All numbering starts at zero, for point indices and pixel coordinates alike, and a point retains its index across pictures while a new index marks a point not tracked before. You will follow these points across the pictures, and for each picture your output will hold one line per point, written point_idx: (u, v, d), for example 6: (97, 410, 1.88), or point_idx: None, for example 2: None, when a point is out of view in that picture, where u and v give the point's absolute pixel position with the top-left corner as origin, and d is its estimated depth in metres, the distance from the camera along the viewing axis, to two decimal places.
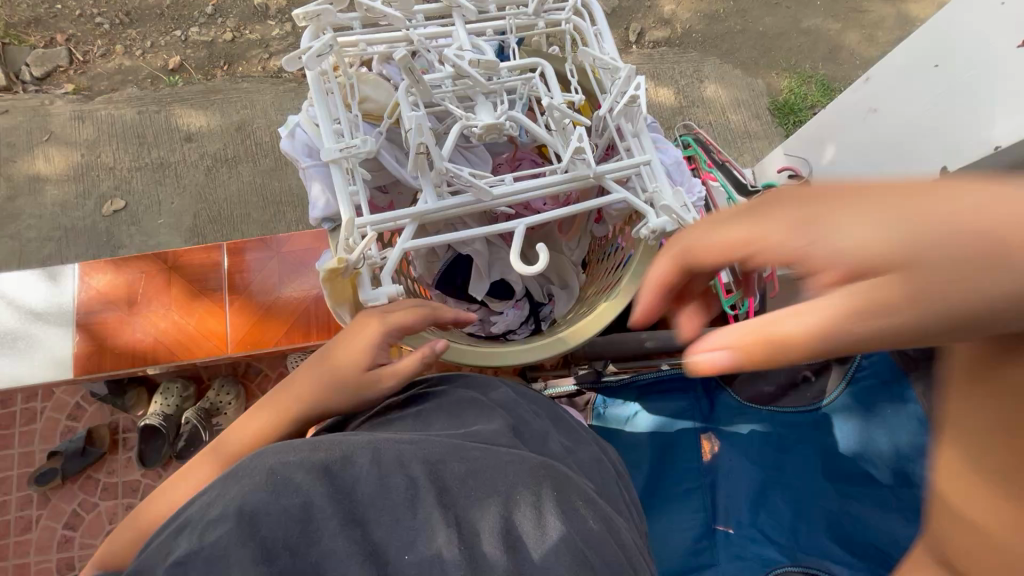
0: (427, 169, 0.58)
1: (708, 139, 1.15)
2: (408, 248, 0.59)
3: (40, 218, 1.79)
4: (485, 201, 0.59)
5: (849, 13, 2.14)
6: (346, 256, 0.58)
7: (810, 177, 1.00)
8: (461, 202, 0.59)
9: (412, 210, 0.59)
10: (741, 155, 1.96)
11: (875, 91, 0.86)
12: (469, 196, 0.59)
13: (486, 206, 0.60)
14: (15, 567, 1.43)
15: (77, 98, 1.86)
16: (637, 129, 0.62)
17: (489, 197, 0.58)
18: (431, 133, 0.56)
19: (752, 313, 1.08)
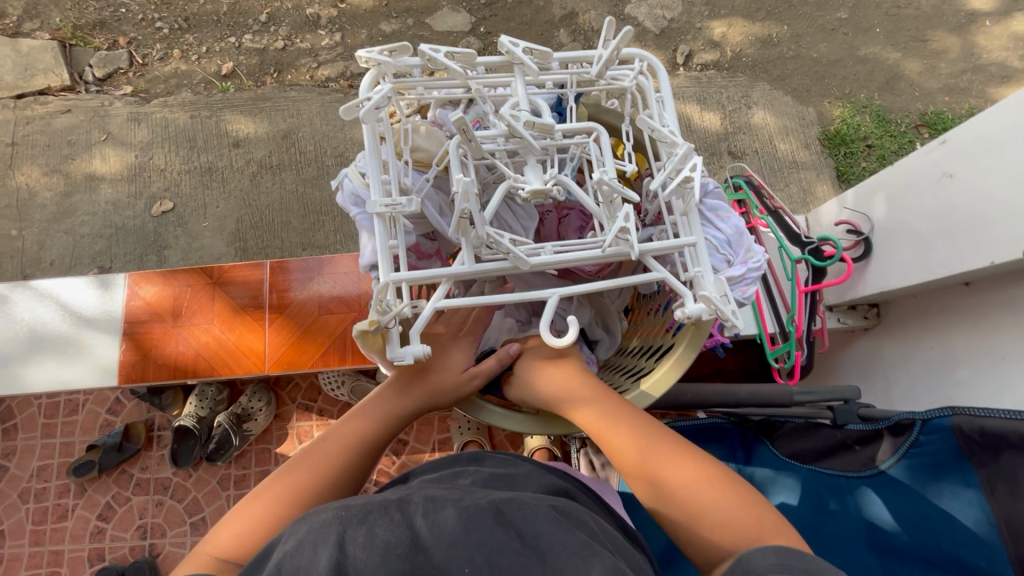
0: (467, 233, 0.53)
1: (761, 182, 1.10)
2: (440, 309, 0.53)
3: (94, 215, 1.86)
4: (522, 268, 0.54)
5: (911, 41, 2.03)
6: (378, 317, 0.54)
7: (870, 235, 0.95)
8: (497, 267, 0.55)
9: (447, 271, 0.53)
10: (787, 186, 1.91)
11: (949, 155, 0.78)
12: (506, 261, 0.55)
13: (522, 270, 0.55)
14: (51, 553, 1.49)
15: (135, 100, 1.93)
16: (687, 207, 0.57)
17: (526, 266, 0.53)
18: (476, 199, 0.50)
19: (798, 370, 1.03)
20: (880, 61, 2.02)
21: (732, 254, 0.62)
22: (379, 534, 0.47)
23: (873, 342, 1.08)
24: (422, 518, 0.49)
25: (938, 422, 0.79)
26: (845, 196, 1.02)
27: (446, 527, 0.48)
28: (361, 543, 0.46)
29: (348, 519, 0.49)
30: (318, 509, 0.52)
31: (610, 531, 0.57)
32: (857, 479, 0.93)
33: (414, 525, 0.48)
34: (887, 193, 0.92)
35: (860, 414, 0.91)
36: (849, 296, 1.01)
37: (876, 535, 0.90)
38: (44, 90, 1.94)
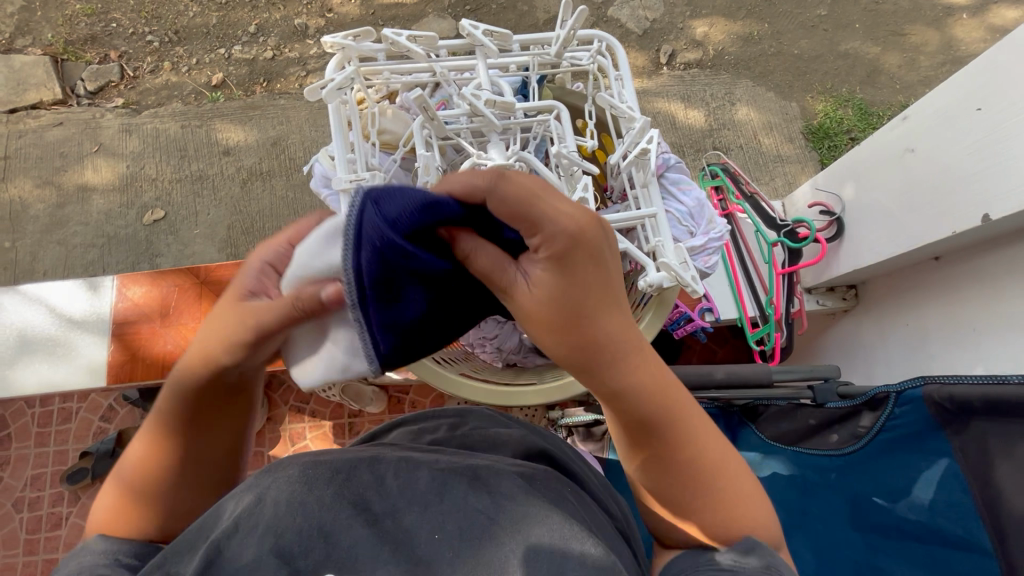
0: None
1: (737, 169, 1.12)
2: None
3: (86, 225, 1.88)
4: None
5: (890, 36, 2.07)
6: None
7: (842, 214, 0.97)
8: None
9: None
10: (772, 180, 1.93)
11: (910, 130, 0.80)
12: None
13: None
14: (45, 562, 1.49)
15: (126, 111, 1.96)
16: (646, 179, 0.60)
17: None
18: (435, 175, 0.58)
19: (779, 352, 1.03)
20: (860, 56, 2.05)
21: (694, 225, 0.65)
22: (349, 493, 0.49)
23: (852, 323, 1.09)
24: (393, 479, 0.51)
25: (911, 394, 0.80)
26: (817, 177, 1.04)
27: (413, 487, 0.51)
28: (330, 502, 0.48)
29: (315, 481, 0.50)
30: (286, 463, 0.53)
31: (571, 491, 0.60)
32: (836, 458, 0.94)
33: (383, 488, 0.50)
34: (855, 172, 0.94)
35: (839, 393, 0.93)
36: (824, 277, 1.02)
37: (858, 512, 0.92)
38: (37, 104, 1.97)
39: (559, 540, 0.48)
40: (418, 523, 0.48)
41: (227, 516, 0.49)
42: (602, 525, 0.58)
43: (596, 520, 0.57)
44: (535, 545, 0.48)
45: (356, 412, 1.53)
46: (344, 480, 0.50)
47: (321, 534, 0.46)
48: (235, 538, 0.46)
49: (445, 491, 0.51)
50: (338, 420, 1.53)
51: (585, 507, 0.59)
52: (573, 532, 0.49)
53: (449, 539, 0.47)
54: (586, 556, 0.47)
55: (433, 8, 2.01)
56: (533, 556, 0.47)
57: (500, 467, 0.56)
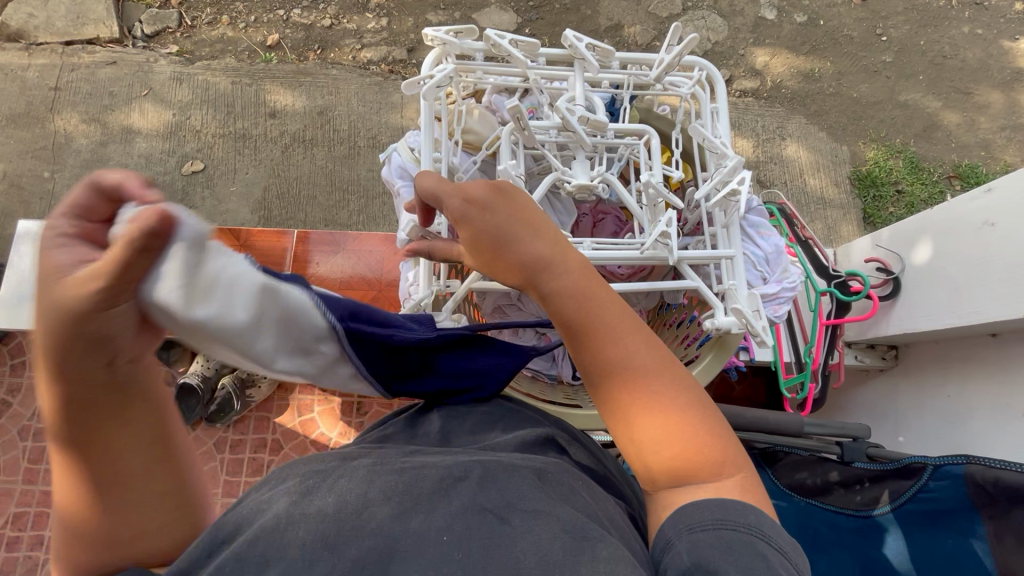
0: None
1: (793, 211, 1.08)
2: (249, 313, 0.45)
3: (126, 167, 1.89)
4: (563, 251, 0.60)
5: (953, 92, 2.01)
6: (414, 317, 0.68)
7: (901, 275, 0.95)
8: None
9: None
10: (813, 221, 1.89)
11: (994, 203, 0.79)
12: None
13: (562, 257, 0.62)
14: (42, 493, 1.50)
15: (180, 59, 1.96)
16: (729, 220, 0.59)
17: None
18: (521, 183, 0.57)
19: (811, 403, 1.01)
20: (919, 108, 2.01)
21: (768, 272, 0.67)
22: (351, 502, 0.46)
23: (887, 384, 1.07)
24: (397, 479, 0.48)
25: (950, 469, 0.78)
26: (879, 232, 1.02)
27: (417, 485, 0.48)
28: (333, 515, 0.45)
29: (315, 489, 0.47)
30: (286, 476, 0.50)
31: (583, 489, 0.53)
32: (858, 518, 0.92)
33: (389, 494, 0.47)
34: (922, 235, 0.92)
35: (868, 453, 0.91)
36: (870, 335, 1.01)
37: None
38: (94, 40, 1.98)
39: (572, 540, 0.44)
40: (426, 525, 0.45)
41: (231, 523, 0.46)
42: (615, 518, 0.52)
43: (606, 512, 0.52)
44: (549, 545, 0.44)
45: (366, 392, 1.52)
46: (343, 483, 0.48)
47: (325, 545, 0.43)
48: (239, 545, 0.43)
49: (451, 492, 0.48)
50: (348, 398, 1.52)
51: (594, 497, 0.54)
52: (588, 528, 0.46)
53: (457, 541, 0.44)
54: (599, 555, 0.43)
55: None
56: (544, 549, 0.44)
57: (497, 461, 0.51)
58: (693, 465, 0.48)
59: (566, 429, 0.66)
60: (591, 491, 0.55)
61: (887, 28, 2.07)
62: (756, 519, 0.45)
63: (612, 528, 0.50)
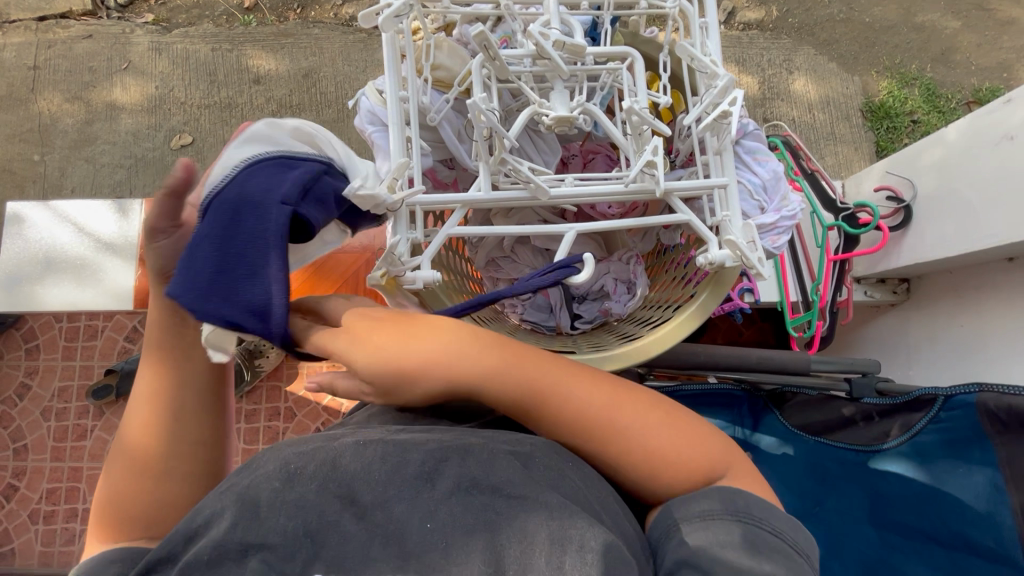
0: (486, 156, 0.52)
1: (799, 143, 1.03)
2: None
3: (114, 145, 1.85)
4: (541, 199, 0.53)
5: (974, 10, 1.88)
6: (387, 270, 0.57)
7: (912, 202, 0.90)
8: (514, 197, 0.53)
9: (462, 197, 0.52)
10: (823, 158, 1.82)
11: (1014, 115, 0.73)
12: (523, 192, 0.53)
13: (540, 203, 0.54)
14: (70, 469, 1.56)
15: (156, 29, 1.89)
16: (721, 146, 0.55)
17: (544, 196, 0.51)
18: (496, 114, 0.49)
19: (818, 341, 0.97)
20: (937, 30, 1.88)
21: (767, 200, 0.63)
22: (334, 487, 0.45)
23: (898, 318, 1.04)
24: (379, 461, 0.47)
25: (962, 399, 0.76)
26: (890, 159, 0.96)
27: (400, 471, 0.46)
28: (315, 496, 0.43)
29: (296, 478, 0.45)
30: (265, 458, 0.48)
31: (574, 467, 0.52)
32: (863, 454, 0.92)
33: (371, 476, 0.46)
34: (937, 159, 0.86)
35: (878, 389, 0.88)
36: (880, 268, 0.97)
37: (876, 508, 0.91)
38: (67, 14, 1.91)
39: (557, 531, 0.44)
40: (408, 513, 0.45)
41: (203, 520, 0.45)
42: (605, 499, 0.52)
43: (596, 493, 0.51)
44: (535, 533, 0.45)
45: None
46: (329, 472, 0.45)
47: (307, 535, 0.43)
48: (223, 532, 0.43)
49: (436, 478, 0.46)
50: None
51: (586, 477, 0.52)
52: (586, 524, 0.45)
53: (442, 529, 0.44)
54: (587, 545, 0.44)
55: None
56: (543, 538, 0.44)
57: (482, 447, 0.49)
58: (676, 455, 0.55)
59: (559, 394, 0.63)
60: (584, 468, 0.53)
61: None
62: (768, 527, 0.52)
63: (602, 513, 0.50)
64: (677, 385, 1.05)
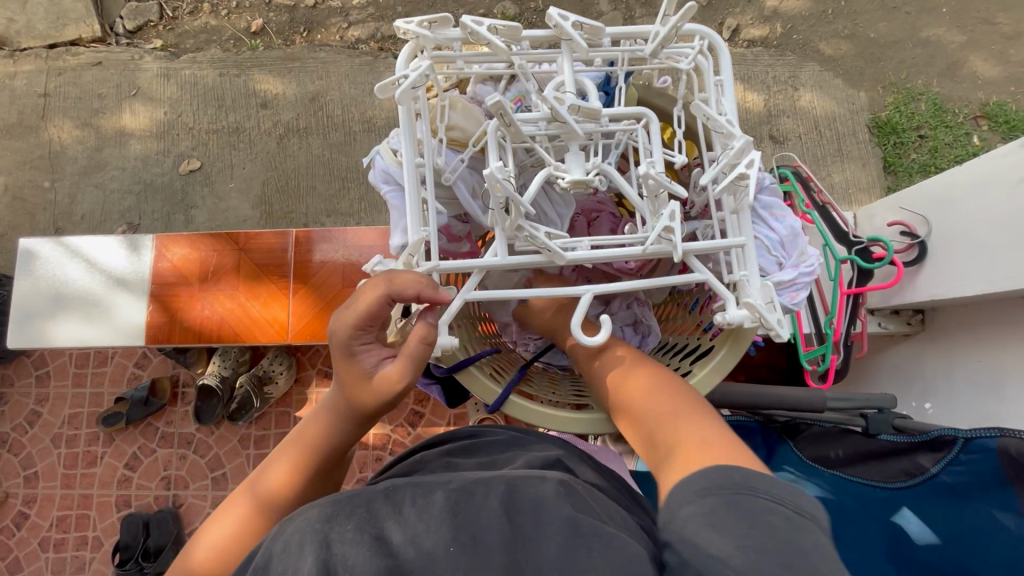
0: (503, 222, 0.52)
1: (809, 174, 1.03)
2: None
3: (123, 171, 1.87)
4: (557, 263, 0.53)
5: (979, 25, 1.87)
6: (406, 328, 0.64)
7: (927, 237, 0.90)
8: (531, 261, 0.53)
9: (480, 262, 0.53)
10: (829, 175, 1.81)
11: None
12: (540, 256, 0.53)
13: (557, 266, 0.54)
14: (80, 496, 1.56)
15: (165, 54, 1.91)
16: (738, 205, 0.55)
17: (561, 261, 0.52)
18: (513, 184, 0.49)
19: (833, 375, 0.97)
20: (942, 45, 1.87)
21: (784, 256, 0.63)
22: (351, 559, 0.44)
23: (913, 348, 1.03)
24: (409, 503, 0.49)
25: (982, 442, 0.75)
26: (903, 192, 0.96)
27: (430, 509, 0.48)
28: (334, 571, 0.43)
29: (332, 519, 0.47)
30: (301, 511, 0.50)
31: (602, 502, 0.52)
32: (884, 490, 0.89)
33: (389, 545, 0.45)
34: (951, 195, 0.86)
35: (895, 424, 0.90)
36: (894, 301, 0.96)
37: (897, 547, 0.88)
38: (76, 41, 1.93)
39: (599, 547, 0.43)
40: (441, 544, 0.45)
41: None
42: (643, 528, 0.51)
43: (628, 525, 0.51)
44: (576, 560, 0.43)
45: None
46: (364, 512, 0.48)
47: None
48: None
49: (462, 511, 0.48)
50: None
51: (604, 503, 0.53)
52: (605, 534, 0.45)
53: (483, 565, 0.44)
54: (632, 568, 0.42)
55: None
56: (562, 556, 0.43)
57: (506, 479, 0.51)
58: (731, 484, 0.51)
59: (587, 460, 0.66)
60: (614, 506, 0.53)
61: None
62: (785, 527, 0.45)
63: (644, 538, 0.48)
64: None
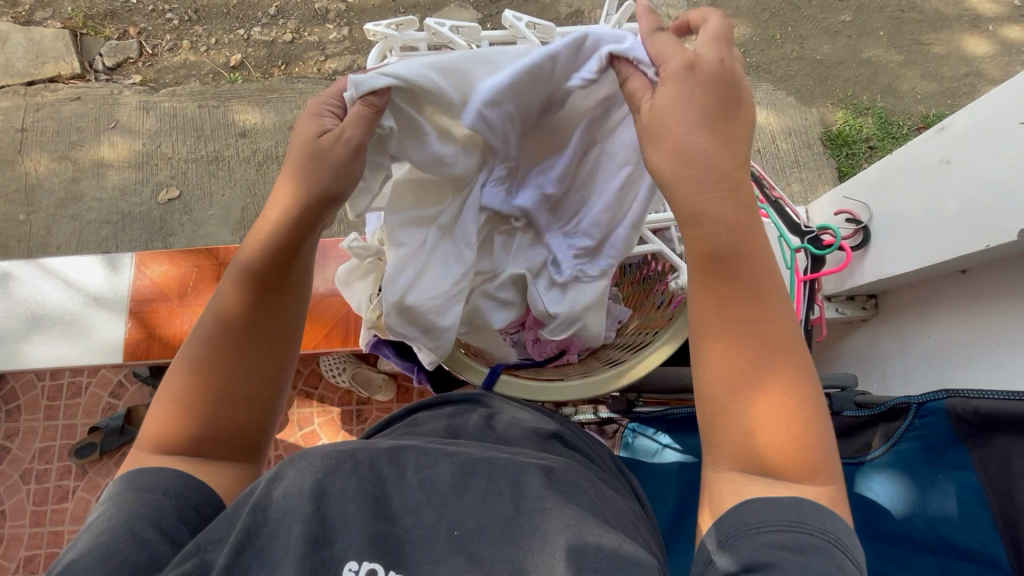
0: None
1: (762, 172, 1.09)
2: None
3: (101, 202, 1.88)
4: None
5: (914, 46, 2.04)
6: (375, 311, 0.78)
7: (869, 223, 0.97)
8: None
9: None
10: (789, 185, 1.91)
11: (948, 141, 0.80)
12: None
13: None
14: (50, 534, 1.50)
15: (144, 89, 1.96)
16: None
17: None
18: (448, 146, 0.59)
19: None
20: (882, 64, 2.03)
21: None
22: None
23: (870, 332, 1.09)
24: (411, 472, 0.53)
25: (933, 405, 0.80)
26: (844, 186, 1.04)
27: (432, 482, 0.52)
28: None
29: (337, 475, 0.51)
30: (309, 455, 0.54)
31: (586, 479, 0.57)
32: (852, 465, 0.93)
33: None
34: (887, 183, 0.93)
35: (856, 401, 0.91)
36: (846, 285, 1.02)
37: (870, 520, 0.90)
38: (55, 78, 1.97)
39: (574, 533, 0.48)
40: (435, 520, 0.50)
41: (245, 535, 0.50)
42: (619, 512, 0.56)
43: (609, 503, 0.56)
44: (554, 538, 0.48)
45: (365, 399, 1.53)
46: (365, 473, 0.52)
47: None
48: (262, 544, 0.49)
49: (464, 488, 0.52)
50: (347, 407, 1.52)
51: (603, 496, 0.58)
52: (582, 517, 0.50)
53: (466, 536, 0.49)
54: (599, 549, 0.47)
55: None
56: (532, 525, 0.49)
57: (506, 460, 0.55)
58: (787, 438, 0.53)
59: (575, 434, 0.70)
60: (599, 486, 0.58)
61: None
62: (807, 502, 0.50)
63: (621, 527, 0.54)
64: (667, 408, 1.07)
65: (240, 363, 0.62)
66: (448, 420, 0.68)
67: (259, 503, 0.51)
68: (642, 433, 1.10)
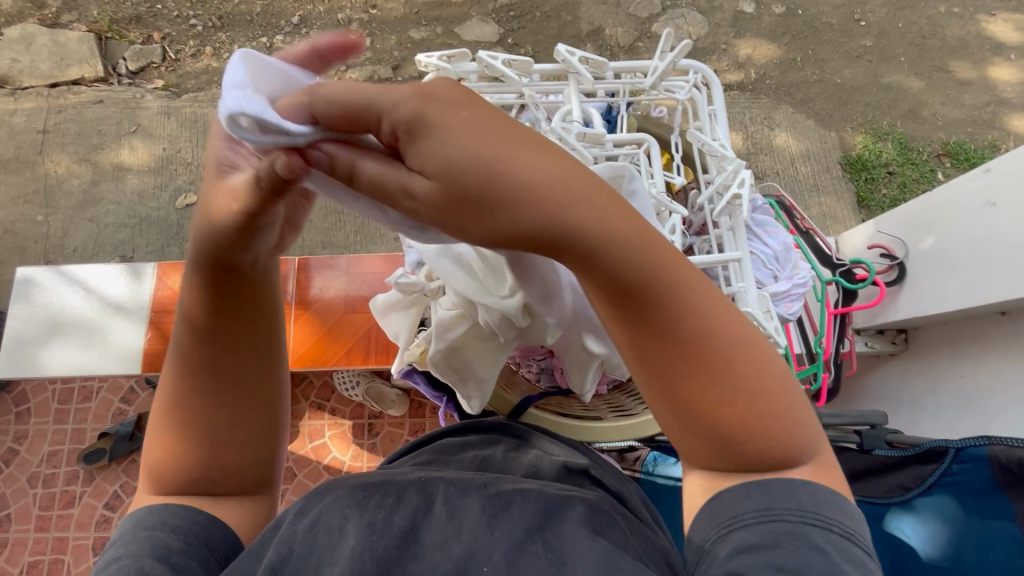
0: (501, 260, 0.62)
1: (792, 203, 1.08)
2: None
3: (118, 205, 1.88)
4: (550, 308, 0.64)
5: (935, 72, 2.03)
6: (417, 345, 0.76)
7: (906, 259, 0.96)
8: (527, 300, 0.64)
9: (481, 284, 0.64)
10: (807, 208, 1.89)
11: (996, 182, 0.79)
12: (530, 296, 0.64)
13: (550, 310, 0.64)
14: (55, 540, 1.48)
15: (166, 94, 1.96)
16: (735, 223, 0.62)
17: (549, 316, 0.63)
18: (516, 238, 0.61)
19: (825, 393, 0.99)
20: (903, 90, 2.02)
21: (778, 269, 0.74)
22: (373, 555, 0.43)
23: (900, 368, 1.07)
24: (442, 505, 0.51)
25: (974, 451, 0.79)
26: (880, 221, 1.03)
27: (461, 514, 0.50)
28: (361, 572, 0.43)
29: (364, 504, 0.50)
30: (332, 487, 0.52)
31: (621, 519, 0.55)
32: (882, 505, 0.91)
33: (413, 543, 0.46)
34: (928, 220, 0.92)
35: (888, 440, 0.90)
36: (879, 320, 1.01)
37: (900, 564, 0.88)
38: (78, 80, 1.98)
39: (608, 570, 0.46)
40: (466, 552, 0.47)
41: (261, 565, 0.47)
42: (654, 553, 0.53)
43: (645, 546, 0.54)
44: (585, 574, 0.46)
45: (377, 413, 1.51)
46: (391, 504, 0.50)
47: None
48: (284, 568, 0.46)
49: (494, 521, 0.50)
50: (359, 420, 1.49)
51: (634, 531, 0.55)
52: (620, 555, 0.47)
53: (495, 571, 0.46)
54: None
55: (476, 11, 2.00)
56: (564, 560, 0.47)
57: (537, 494, 0.53)
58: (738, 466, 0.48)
59: (604, 467, 0.68)
60: (633, 525, 0.56)
61: (865, 13, 2.10)
62: (809, 500, 0.45)
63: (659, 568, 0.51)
64: None
65: (214, 390, 0.56)
66: (474, 449, 0.67)
67: (287, 531, 0.49)
68: (663, 461, 1.08)
